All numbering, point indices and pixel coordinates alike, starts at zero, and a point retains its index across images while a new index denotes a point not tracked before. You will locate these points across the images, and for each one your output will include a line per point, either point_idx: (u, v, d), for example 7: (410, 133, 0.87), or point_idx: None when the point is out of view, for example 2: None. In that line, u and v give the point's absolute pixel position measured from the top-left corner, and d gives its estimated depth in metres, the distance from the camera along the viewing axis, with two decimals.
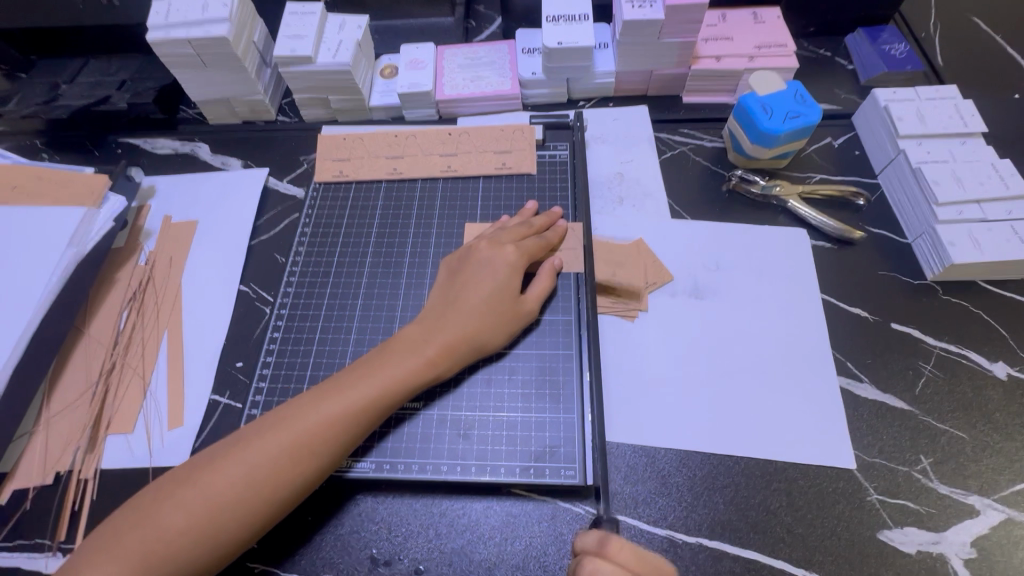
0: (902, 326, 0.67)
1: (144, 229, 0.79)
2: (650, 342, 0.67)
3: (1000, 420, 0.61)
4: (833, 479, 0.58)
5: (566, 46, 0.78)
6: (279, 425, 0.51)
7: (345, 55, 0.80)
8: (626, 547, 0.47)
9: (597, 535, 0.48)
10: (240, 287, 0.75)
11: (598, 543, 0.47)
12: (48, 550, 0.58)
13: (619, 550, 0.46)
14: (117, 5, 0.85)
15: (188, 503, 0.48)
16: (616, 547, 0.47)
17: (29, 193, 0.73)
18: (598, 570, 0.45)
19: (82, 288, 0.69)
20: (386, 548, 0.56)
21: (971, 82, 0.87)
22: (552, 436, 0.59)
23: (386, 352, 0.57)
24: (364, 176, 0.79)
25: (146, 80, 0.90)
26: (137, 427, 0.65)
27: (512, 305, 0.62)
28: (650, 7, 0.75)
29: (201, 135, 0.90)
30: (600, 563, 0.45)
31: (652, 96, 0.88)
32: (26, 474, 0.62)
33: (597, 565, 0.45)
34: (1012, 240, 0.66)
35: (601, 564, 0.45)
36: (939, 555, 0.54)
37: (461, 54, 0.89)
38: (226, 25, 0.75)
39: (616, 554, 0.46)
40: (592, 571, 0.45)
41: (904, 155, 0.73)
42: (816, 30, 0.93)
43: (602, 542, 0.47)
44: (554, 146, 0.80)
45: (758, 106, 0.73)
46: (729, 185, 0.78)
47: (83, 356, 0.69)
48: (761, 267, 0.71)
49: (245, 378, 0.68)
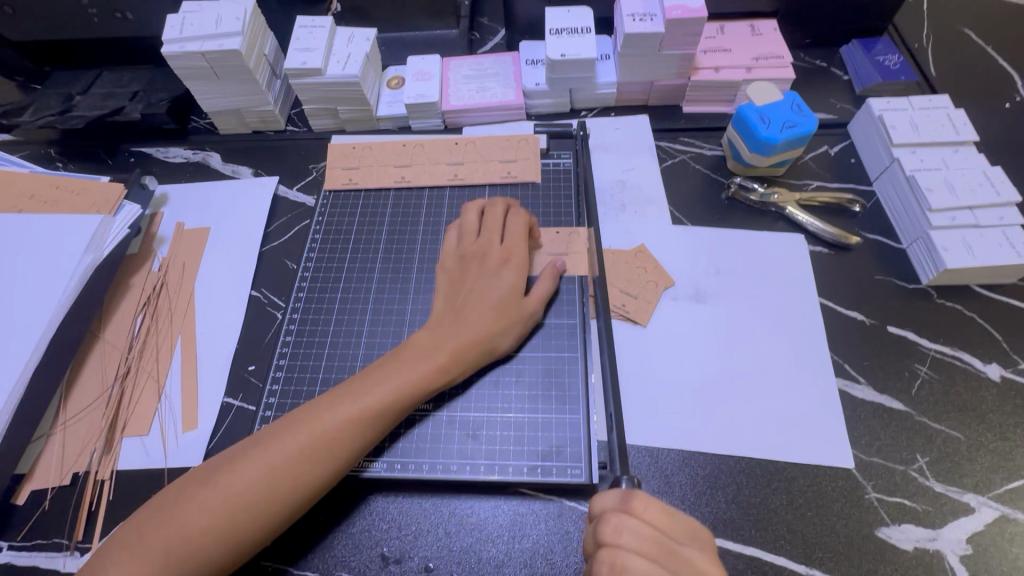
0: (898, 329, 0.69)
1: (157, 236, 0.81)
2: (653, 345, 0.69)
3: (994, 420, 0.63)
4: (831, 478, 0.60)
5: (569, 58, 0.80)
6: (298, 427, 0.53)
7: (354, 67, 0.82)
8: (651, 503, 0.47)
9: (620, 493, 0.48)
10: (252, 293, 0.76)
11: (622, 500, 0.47)
12: (66, 549, 0.60)
13: (645, 507, 0.47)
14: (130, 18, 0.87)
15: (210, 502, 0.50)
16: (640, 503, 0.47)
17: (48, 202, 0.75)
18: (623, 526, 0.46)
19: (98, 294, 0.71)
20: (396, 547, 0.58)
21: (962, 92, 0.89)
22: (558, 436, 0.61)
23: (400, 356, 0.59)
24: (374, 184, 0.81)
25: (158, 91, 0.92)
26: (152, 429, 0.66)
27: (519, 309, 0.64)
28: (651, 21, 0.78)
29: (211, 144, 0.92)
30: (625, 519, 0.46)
31: (653, 106, 0.91)
32: (43, 475, 0.63)
33: (622, 522, 0.46)
34: (1003, 246, 0.68)
35: (626, 521, 0.46)
36: (937, 551, 0.56)
37: (466, 65, 0.92)
38: (239, 38, 0.77)
39: (641, 510, 0.47)
40: (616, 528, 0.46)
41: (899, 163, 0.75)
42: (812, 42, 0.96)
43: (625, 499, 0.47)
44: (558, 155, 0.82)
45: (755, 116, 0.75)
46: (728, 193, 0.80)
47: (99, 359, 0.71)
48: (761, 272, 0.73)
49: (257, 381, 0.69)
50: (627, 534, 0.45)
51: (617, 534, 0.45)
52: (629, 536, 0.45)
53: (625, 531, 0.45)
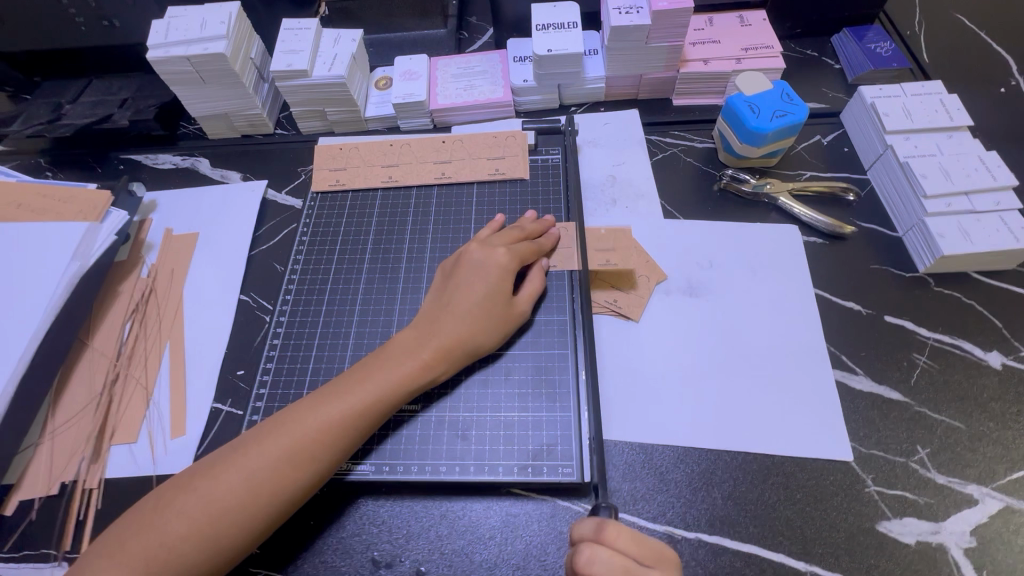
0: (895, 319, 0.67)
1: (146, 243, 0.81)
2: (646, 340, 0.67)
3: (996, 409, 0.61)
4: (829, 472, 0.58)
5: (555, 53, 0.79)
6: (277, 431, 0.52)
7: (340, 68, 0.81)
8: (622, 531, 0.47)
9: (594, 521, 0.47)
10: (241, 297, 0.76)
11: (595, 529, 0.47)
12: (53, 560, 0.59)
13: (616, 535, 0.46)
14: (117, 25, 0.88)
15: (189, 509, 0.49)
16: (613, 532, 0.46)
17: (34, 210, 0.74)
18: (596, 556, 0.45)
19: (86, 301, 0.71)
20: (387, 550, 0.57)
21: (956, 77, 0.88)
22: (549, 434, 0.60)
23: (383, 357, 0.58)
24: (361, 185, 0.80)
25: (147, 98, 0.91)
26: (140, 436, 0.66)
27: (505, 308, 0.62)
28: (637, 13, 0.77)
29: (200, 150, 0.92)
30: (597, 549, 0.45)
31: (643, 100, 0.90)
32: (31, 485, 0.62)
33: (594, 552, 0.45)
34: (1001, 231, 0.67)
35: (598, 551, 0.45)
36: (939, 545, 0.54)
37: (454, 64, 0.91)
38: (223, 41, 0.77)
39: (613, 540, 0.46)
40: (590, 558, 0.44)
41: (892, 150, 0.73)
42: (802, 32, 0.95)
43: (598, 527, 0.46)
44: (546, 151, 0.82)
45: (745, 106, 0.74)
46: (720, 185, 0.79)
47: (86, 368, 0.70)
48: (754, 264, 0.72)
49: (246, 385, 0.69)
50: (598, 565, 0.44)
51: (589, 565, 0.44)
52: (601, 567, 0.44)
53: (597, 562, 0.44)
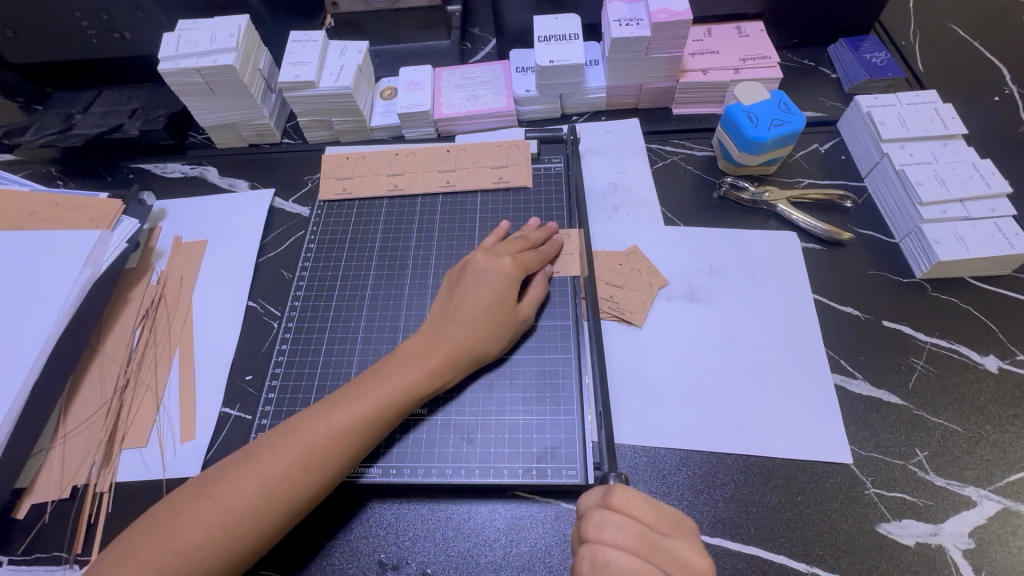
0: (893, 324, 0.68)
1: (156, 250, 0.82)
2: (648, 345, 0.69)
3: (993, 413, 0.62)
4: (829, 474, 0.59)
5: (557, 64, 0.81)
6: (289, 438, 0.53)
7: (346, 79, 0.83)
8: (633, 496, 0.48)
9: (602, 490, 0.49)
10: (249, 303, 0.77)
11: (603, 496, 0.48)
12: (65, 563, 0.60)
13: (626, 500, 0.47)
14: (128, 38, 0.90)
15: (203, 515, 0.50)
16: (622, 497, 0.47)
17: (48, 219, 0.76)
18: (607, 522, 0.46)
19: (98, 307, 0.72)
20: (393, 553, 0.57)
21: (951, 87, 0.90)
22: (553, 437, 0.61)
23: (392, 364, 0.59)
24: (367, 194, 0.82)
25: (156, 108, 0.93)
26: (150, 440, 0.67)
27: (511, 315, 0.63)
28: (637, 26, 0.78)
29: (209, 159, 0.93)
30: (607, 515, 0.46)
31: (643, 109, 0.92)
32: (43, 488, 0.63)
33: (604, 518, 0.46)
34: (995, 238, 0.68)
35: (608, 516, 0.46)
36: (938, 547, 0.55)
37: (458, 74, 0.93)
38: (233, 53, 0.79)
39: (623, 504, 0.47)
40: (600, 524, 0.46)
41: (888, 158, 0.75)
42: (799, 42, 0.97)
43: (606, 494, 0.48)
44: (548, 160, 0.83)
45: (743, 116, 0.76)
46: (719, 193, 0.81)
47: (97, 373, 0.71)
48: (754, 270, 0.73)
49: (254, 390, 0.70)
50: (609, 530, 0.46)
51: (600, 531, 0.46)
52: (613, 532, 0.45)
53: (608, 527, 0.46)
